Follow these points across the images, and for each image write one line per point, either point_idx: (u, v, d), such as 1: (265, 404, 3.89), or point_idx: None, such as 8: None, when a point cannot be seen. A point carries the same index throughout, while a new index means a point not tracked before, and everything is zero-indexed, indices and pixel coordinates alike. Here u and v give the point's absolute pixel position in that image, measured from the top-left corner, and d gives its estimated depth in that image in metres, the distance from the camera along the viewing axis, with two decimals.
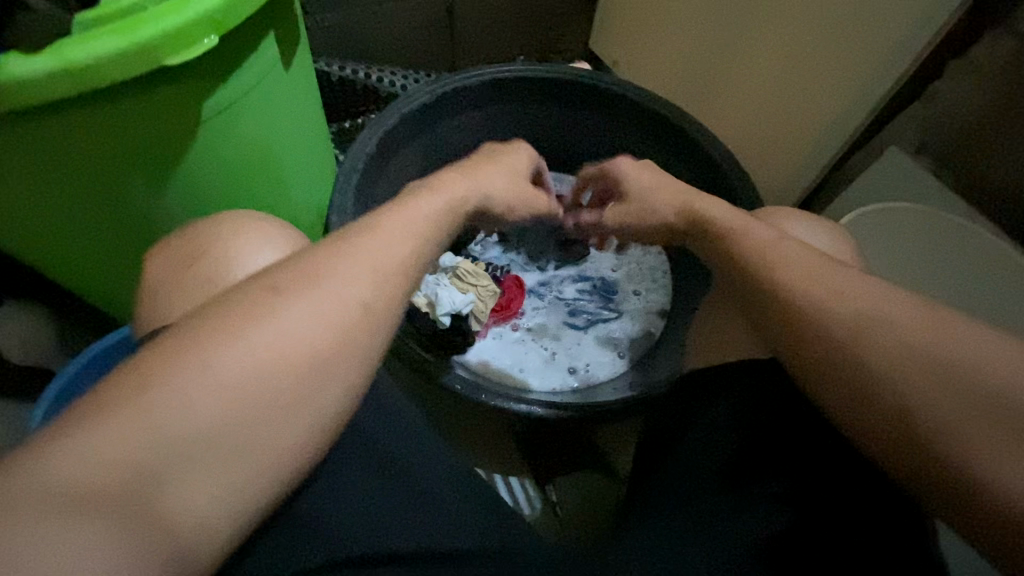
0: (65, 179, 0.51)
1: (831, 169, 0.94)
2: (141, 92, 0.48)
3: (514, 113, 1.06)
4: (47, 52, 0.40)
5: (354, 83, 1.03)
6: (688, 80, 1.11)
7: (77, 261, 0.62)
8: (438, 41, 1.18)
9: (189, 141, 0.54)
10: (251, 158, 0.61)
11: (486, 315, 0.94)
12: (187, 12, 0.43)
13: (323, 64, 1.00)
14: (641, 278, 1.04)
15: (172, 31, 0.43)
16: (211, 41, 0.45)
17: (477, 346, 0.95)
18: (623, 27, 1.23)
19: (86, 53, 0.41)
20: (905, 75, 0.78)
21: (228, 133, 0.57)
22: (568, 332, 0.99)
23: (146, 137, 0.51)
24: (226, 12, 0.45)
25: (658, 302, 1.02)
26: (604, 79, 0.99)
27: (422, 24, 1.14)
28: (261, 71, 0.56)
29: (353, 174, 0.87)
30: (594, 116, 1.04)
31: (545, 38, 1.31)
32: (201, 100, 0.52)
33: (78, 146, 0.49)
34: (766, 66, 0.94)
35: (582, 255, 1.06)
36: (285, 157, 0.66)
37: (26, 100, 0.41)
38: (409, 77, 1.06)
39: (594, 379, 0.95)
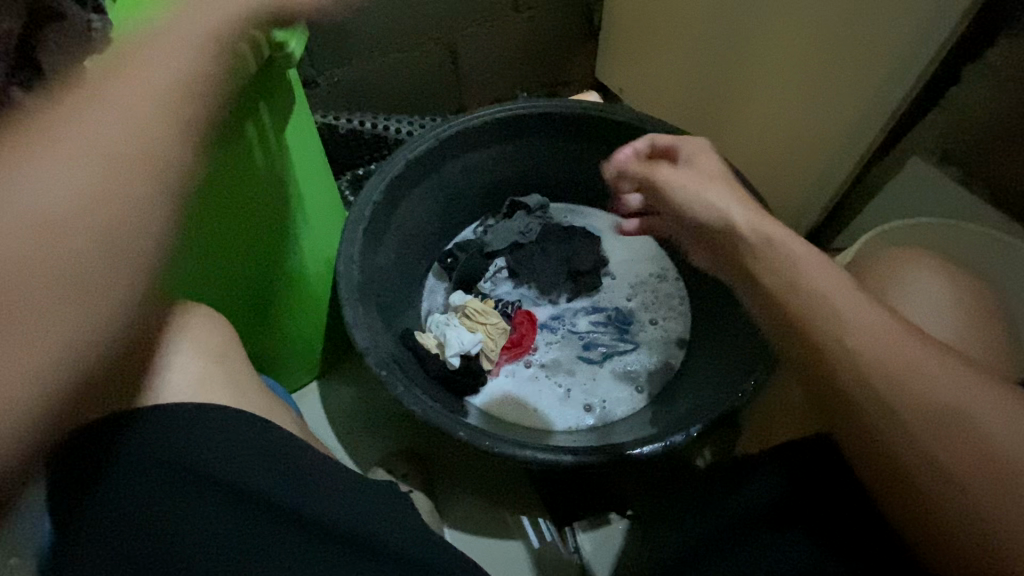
0: None
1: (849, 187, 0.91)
2: None
3: (520, 150, 1.05)
4: None
5: (362, 134, 1.07)
6: (692, 103, 1.10)
7: None
8: (444, 84, 1.22)
9: None
10: None
11: (497, 352, 0.95)
12: None
13: (331, 118, 1.04)
14: (657, 307, 1.02)
15: None
16: None
17: (489, 385, 0.95)
18: (625, 53, 1.23)
19: None
20: (920, 83, 0.74)
21: None
22: (583, 367, 0.97)
23: None
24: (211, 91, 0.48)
25: (676, 331, 0.99)
26: (606, 107, 0.98)
27: (426, 69, 1.17)
28: None
29: (361, 221, 0.87)
30: (600, 145, 1.03)
31: (549, 74, 1.32)
32: None
33: None
34: (772, 84, 0.92)
35: (595, 286, 1.04)
36: None
37: None
38: (413, 122, 1.10)
39: (611, 415, 0.92)
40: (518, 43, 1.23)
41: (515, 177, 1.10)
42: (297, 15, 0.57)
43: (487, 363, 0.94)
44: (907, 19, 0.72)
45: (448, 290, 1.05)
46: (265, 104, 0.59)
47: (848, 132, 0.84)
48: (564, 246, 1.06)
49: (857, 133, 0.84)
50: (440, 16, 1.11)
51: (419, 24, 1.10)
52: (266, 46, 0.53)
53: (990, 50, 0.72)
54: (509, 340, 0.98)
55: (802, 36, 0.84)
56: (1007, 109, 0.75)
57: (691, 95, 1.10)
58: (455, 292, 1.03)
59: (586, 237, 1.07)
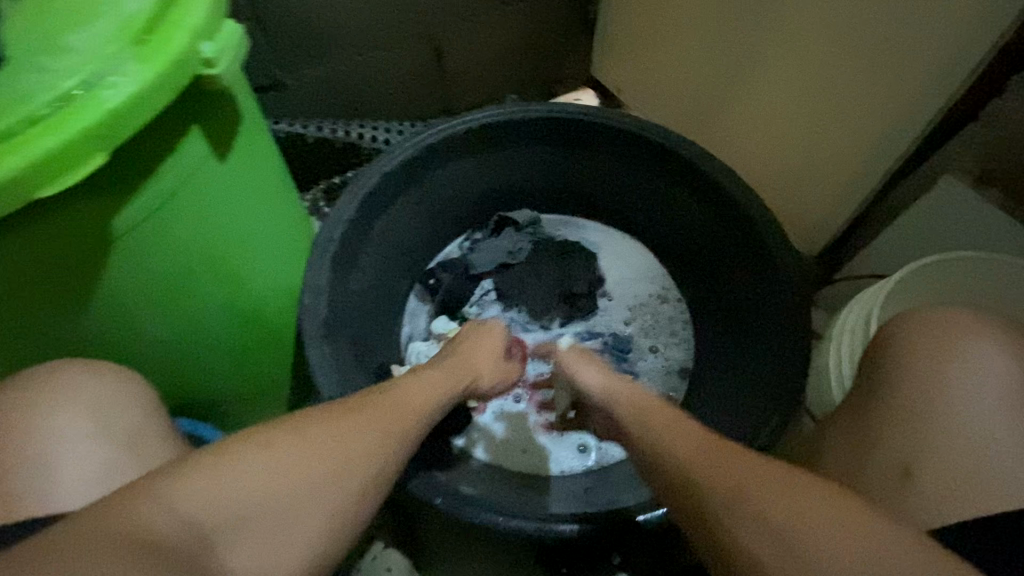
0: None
1: (867, 206, 0.83)
2: (35, 218, 0.43)
3: (509, 160, 0.96)
4: None
5: (335, 142, 0.98)
6: (697, 107, 1.01)
7: None
8: (428, 85, 1.12)
9: (111, 257, 0.49)
10: (192, 262, 0.55)
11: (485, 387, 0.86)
12: (65, 132, 0.38)
13: (300, 126, 0.95)
14: (657, 332, 0.95)
15: (49, 154, 0.38)
16: (99, 160, 0.40)
17: (475, 424, 0.87)
18: (625, 50, 1.13)
19: None
20: (955, 96, 0.66)
21: (158, 240, 0.51)
22: None
23: (57, 259, 0.46)
24: (115, 125, 0.40)
25: (677, 359, 0.93)
26: (603, 114, 0.88)
27: (407, 70, 1.07)
28: (186, 171, 0.50)
29: (329, 246, 0.77)
30: (596, 155, 0.94)
31: (543, 71, 1.22)
32: (114, 215, 0.46)
33: None
34: (787, 90, 0.83)
35: (590, 309, 0.96)
36: (238, 253, 0.60)
37: None
38: (393, 129, 1.01)
39: (607, 457, 0.84)
40: (508, 40, 1.13)
41: (504, 189, 1.01)
42: (230, 23, 0.47)
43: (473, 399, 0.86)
44: (944, 26, 0.63)
45: (431, 313, 0.97)
46: (199, 129, 0.50)
47: (871, 148, 0.76)
48: (557, 267, 0.98)
49: (881, 149, 0.75)
50: (422, 8, 1.00)
51: (398, 17, 0.99)
52: (189, 65, 0.44)
53: None
54: None
55: (823, 38, 0.75)
56: None
57: (697, 96, 1.00)
58: (437, 316, 0.96)
59: (581, 256, 0.99)
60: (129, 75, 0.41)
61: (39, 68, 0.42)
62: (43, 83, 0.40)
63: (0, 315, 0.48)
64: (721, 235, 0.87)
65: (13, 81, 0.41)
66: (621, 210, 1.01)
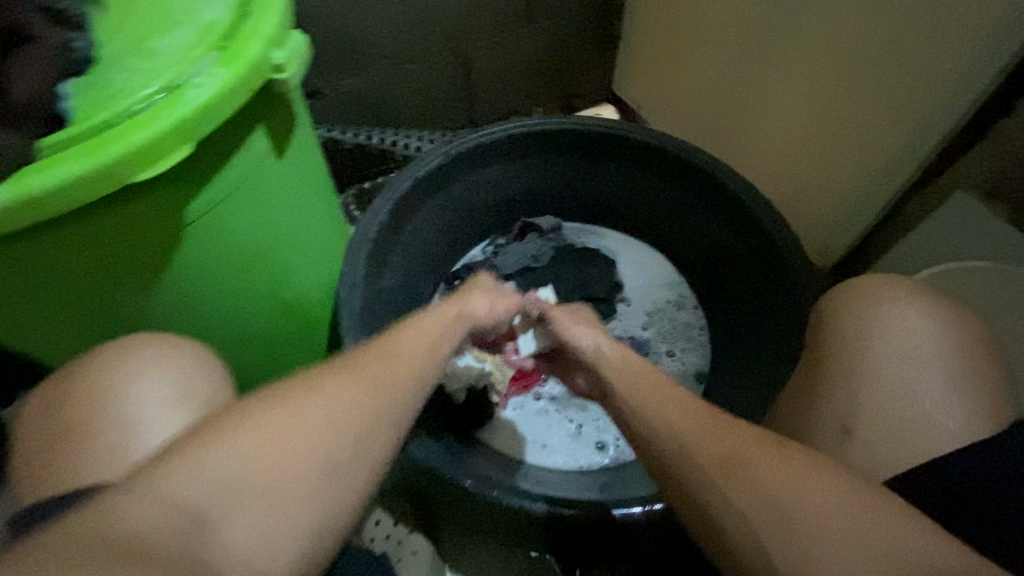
0: (60, 296, 0.52)
1: (881, 219, 0.85)
2: (114, 203, 0.47)
3: (534, 169, 1.00)
4: (9, 181, 0.40)
5: (370, 149, 1.03)
6: (716, 121, 1.04)
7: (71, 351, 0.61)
8: (456, 96, 1.17)
9: (178, 244, 0.53)
10: (248, 250, 0.59)
11: (505, 384, 0.89)
12: (153, 127, 0.42)
13: (337, 132, 1.00)
14: (673, 338, 0.98)
15: (143, 144, 0.42)
16: (183, 151, 0.44)
17: (496, 419, 0.90)
18: (645, 67, 1.17)
19: (49, 179, 0.40)
20: (968, 114, 0.69)
21: (219, 229, 0.55)
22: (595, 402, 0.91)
23: (130, 244, 0.50)
24: (197, 121, 0.44)
25: (693, 364, 0.96)
26: (627, 127, 0.92)
27: (437, 81, 1.13)
28: (249, 166, 0.54)
29: (364, 244, 0.82)
30: (619, 166, 0.98)
31: (566, 86, 1.27)
32: (187, 203, 0.51)
33: (57, 262, 0.48)
34: (804, 107, 0.86)
35: (609, 313, 1.00)
36: (287, 245, 0.65)
37: None
38: (424, 137, 1.06)
39: (624, 455, 0.86)
40: (533, 55, 1.18)
41: (528, 197, 1.04)
42: (297, 33, 0.52)
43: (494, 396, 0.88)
44: (957, 47, 0.66)
45: None
46: (262, 128, 0.54)
47: (885, 163, 0.79)
48: (578, 272, 1.02)
49: (896, 163, 0.78)
50: (454, 24, 1.05)
51: (430, 32, 1.05)
52: (260, 70, 0.48)
53: None
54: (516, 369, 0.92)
55: (839, 58, 0.79)
56: None
57: (714, 112, 1.04)
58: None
59: (601, 263, 1.03)
60: (212, 76, 0.46)
61: (128, 69, 0.46)
62: (135, 83, 0.45)
63: (76, 293, 0.52)
64: (738, 245, 0.90)
65: (106, 80, 0.45)
66: (640, 219, 1.05)
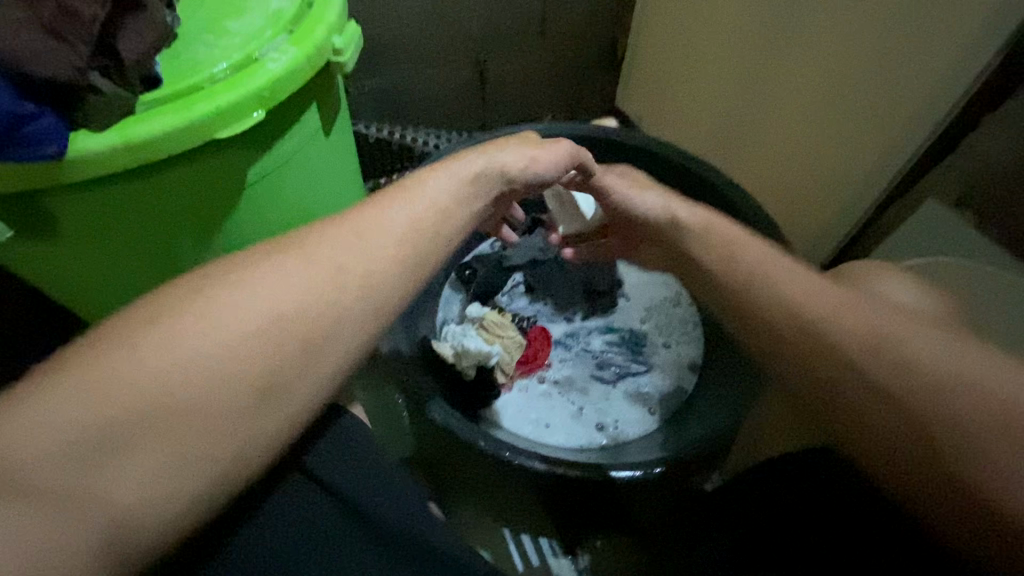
0: (121, 247, 0.56)
1: (864, 224, 0.92)
2: (186, 163, 0.52)
3: None
4: (113, 129, 0.46)
5: (390, 143, 1.10)
6: (712, 133, 1.13)
7: (119, 307, 0.66)
8: (470, 100, 1.24)
9: (233, 205, 0.58)
10: (291, 218, 0.65)
11: (511, 366, 0.95)
12: (237, 91, 0.49)
13: (361, 126, 1.08)
14: (671, 329, 1.03)
15: (225, 107, 0.48)
16: (256, 116, 0.50)
17: (503, 399, 0.95)
18: (648, 82, 1.26)
19: (149, 130, 0.46)
20: (939, 127, 0.77)
21: (270, 195, 0.61)
22: (597, 387, 0.97)
23: (193, 202, 0.55)
24: (272, 89, 0.50)
25: (688, 355, 1.00)
26: (632, 134, 0.98)
27: (453, 85, 1.20)
28: (302, 139, 0.60)
29: None
30: (622, 170, 1.04)
31: (573, 97, 1.35)
32: (248, 167, 0.56)
33: (126, 213, 0.53)
34: (794, 119, 0.94)
35: (610, 306, 1.06)
36: (324, 216, 0.70)
37: (92, 171, 0.46)
38: (441, 135, 1.12)
39: (623, 436, 0.92)
40: (544, 66, 1.26)
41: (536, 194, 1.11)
42: (352, 24, 0.58)
43: (500, 376, 0.94)
44: (929, 67, 0.74)
45: (465, 301, 1.05)
46: (315, 105, 0.60)
47: (867, 171, 0.87)
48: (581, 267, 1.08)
49: (878, 172, 0.85)
50: (473, 32, 1.13)
51: (448, 39, 1.12)
52: (324, 51, 0.55)
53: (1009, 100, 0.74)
54: (523, 354, 0.98)
55: (827, 76, 0.87)
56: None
57: (711, 124, 1.12)
58: (471, 303, 1.01)
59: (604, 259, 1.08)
60: (284, 53, 0.52)
61: (207, 45, 0.52)
62: (214, 55, 0.51)
63: (138, 248, 0.57)
64: None
65: (190, 52, 0.51)
66: None
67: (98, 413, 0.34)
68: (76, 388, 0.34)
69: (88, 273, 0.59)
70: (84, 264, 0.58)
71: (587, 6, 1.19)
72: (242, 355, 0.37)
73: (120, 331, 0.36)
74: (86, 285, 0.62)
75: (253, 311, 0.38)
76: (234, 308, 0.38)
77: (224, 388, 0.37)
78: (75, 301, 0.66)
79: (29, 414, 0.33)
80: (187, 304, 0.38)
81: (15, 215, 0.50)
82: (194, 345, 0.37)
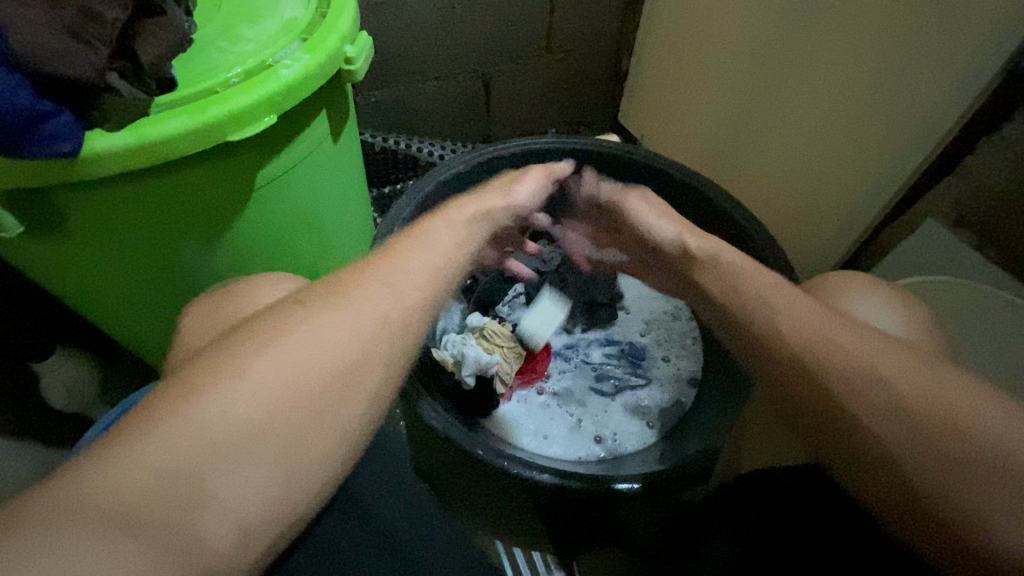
0: (129, 247, 0.57)
1: (862, 242, 0.94)
2: (199, 164, 0.52)
3: None
4: (128, 129, 0.46)
5: (396, 154, 1.12)
6: (713, 150, 1.14)
7: (123, 306, 0.66)
8: (475, 113, 1.26)
9: (242, 207, 0.59)
10: (298, 222, 0.65)
11: (511, 376, 0.96)
12: (251, 96, 0.50)
13: (367, 137, 1.09)
14: (670, 344, 1.03)
15: (239, 110, 0.49)
16: (267, 121, 0.51)
17: (502, 410, 0.95)
18: (649, 100, 1.28)
19: (164, 130, 0.47)
20: (937, 149, 0.78)
21: (279, 199, 0.61)
22: (595, 399, 0.97)
23: (202, 202, 0.56)
24: (285, 94, 0.51)
25: (688, 370, 1.00)
26: (634, 150, 0.99)
27: (459, 98, 1.22)
28: (311, 145, 0.61)
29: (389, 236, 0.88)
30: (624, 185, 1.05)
31: (576, 112, 1.37)
32: (257, 171, 0.57)
33: (136, 213, 0.54)
34: (795, 138, 0.96)
35: (610, 318, 1.05)
36: (329, 221, 0.70)
37: (106, 170, 0.46)
38: (446, 146, 1.14)
39: (621, 449, 0.91)
40: (548, 82, 1.28)
41: None
42: (364, 33, 0.60)
43: (500, 386, 0.95)
44: (928, 93, 0.76)
45: (465, 310, 1.06)
46: (326, 112, 0.61)
47: (866, 190, 0.88)
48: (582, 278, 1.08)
49: (876, 191, 0.87)
50: (479, 47, 1.15)
51: (455, 54, 1.14)
52: (336, 59, 0.56)
53: (1006, 124, 0.76)
54: (523, 365, 0.98)
55: (828, 99, 0.88)
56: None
57: (713, 141, 1.14)
58: (472, 312, 1.03)
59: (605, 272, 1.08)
60: (296, 60, 0.53)
61: (221, 51, 0.53)
62: (228, 60, 0.52)
63: (146, 247, 0.57)
64: None
65: (204, 57, 0.52)
66: None
67: (178, 470, 0.33)
68: (147, 451, 0.33)
69: (97, 272, 0.60)
70: (93, 263, 0.58)
71: (591, 25, 1.21)
72: (313, 393, 0.38)
73: (184, 389, 0.36)
74: (94, 285, 0.62)
75: (318, 354, 0.39)
76: (294, 355, 0.39)
77: (300, 425, 0.37)
78: (82, 301, 0.67)
79: (108, 482, 0.32)
80: (247, 358, 0.38)
81: (28, 212, 0.51)
82: (265, 391, 0.37)
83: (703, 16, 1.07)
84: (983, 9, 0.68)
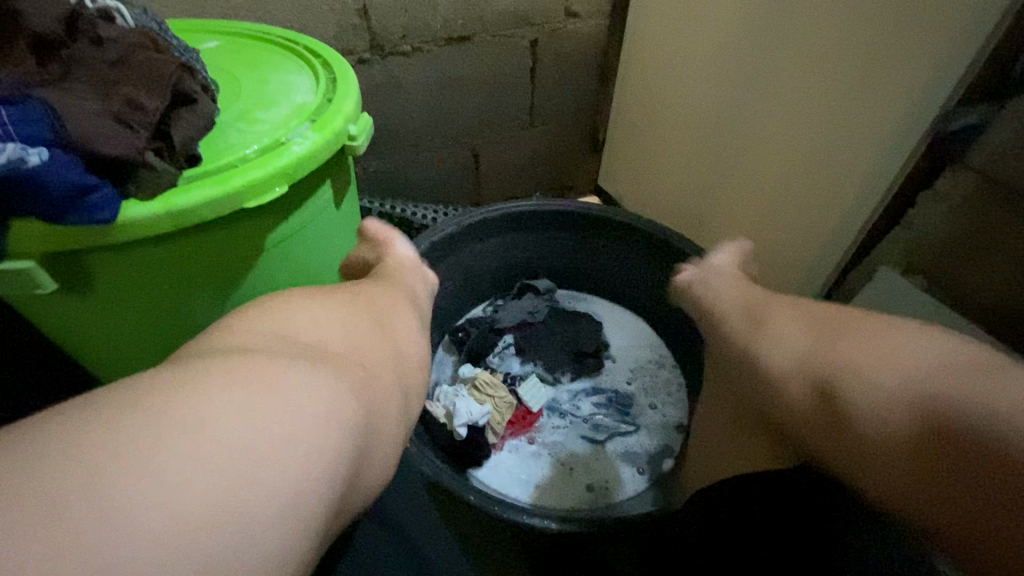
0: (148, 305, 0.62)
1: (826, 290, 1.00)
2: (211, 231, 0.59)
3: (529, 241, 1.12)
4: (157, 199, 0.53)
5: (392, 218, 1.20)
6: (686, 209, 1.24)
7: (129, 361, 0.70)
8: (465, 180, 1.36)
9: (252, 266, 0.65)
10: (301, 279, 0.71)
11: (502, 426, 0.99)
12: (266, 169, 0.57)
13: (366, 203, 1.18)
14: (655, 392, 1.07)
15: (256, 182, 0.56)
16: (280, 190, 0.58)
17: (494, 459, 0.97)
18: (626, 166, 1.39)
19: (188, 199, 0.53)
20: (881, 204, 0.87)
21: (286, 261, 0.68)
22: (585, 447, 0.99)
23: (215, 264, 0.61)
24: (295, 167, 0.59)
25: (674, 417, 1.03)
26: (610, 209, 1.05)
27: (452, 167, 1.32)
28: (316, 210, 0.68)
29: None
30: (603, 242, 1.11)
31: (560, 177, 1.48)
32: (267, 234, 0.63)
33: (155, 273, 0.59)
34: (757, 197, 1.05)
35: (598, 367, 1.10)
36: (329, 278, 0.76)
37: (135, 234, 0.52)
38: (438, 210, 1.22)
39: (613, 496, 0.93)
40: (532, 152, 1.39)
41: (527, 263, 1.17)
42: (365, 114, 0.68)
43: (491, 436, 0.97)
44: (866, 158, 0.86)
45: (457, 362, 1.10)
46: (329, 181, 0.68)
47: (823, 241, 0.96)
48: (569, 329, 1.12)
49: (832, 243, 0.95)
50: (468, 122, 1.27)
51: (445, 128, 1.25)
52: (340, 137, 0.64)
53: (938, 181, 0.84)
54: (514, 414, 1.02)
55: (781, 163, 0.98)
56: (962, 228, 0.85)
57: (685, 200, 1.23)
58: (464, 363, 1.08)
59: (591, 324, 1.14)
60: (306, 138, 0.61)
61: (240, 131, 0.61)
62: (246, 139, 0.60)
63: (163, 305, 0.62)
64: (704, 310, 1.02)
65: (225, 137, 0.60)
66: (622, 292, 1.18)
67: (201, 497, 0.30)
68: (165, 500, 0.29)
69: (115, 329, 0.64)
70: (111, 321, 0.63)
71: (569, 102, 1.34)
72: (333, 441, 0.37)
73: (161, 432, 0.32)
74: (110, 342, 0.67)
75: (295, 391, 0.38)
76: (281, 392, 0.37)
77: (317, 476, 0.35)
78: (98, 358, 0.71)
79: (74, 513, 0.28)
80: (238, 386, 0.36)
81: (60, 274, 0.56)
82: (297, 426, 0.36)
83: (671, 93, 1.18)
84: (904, 87, 0.78)
